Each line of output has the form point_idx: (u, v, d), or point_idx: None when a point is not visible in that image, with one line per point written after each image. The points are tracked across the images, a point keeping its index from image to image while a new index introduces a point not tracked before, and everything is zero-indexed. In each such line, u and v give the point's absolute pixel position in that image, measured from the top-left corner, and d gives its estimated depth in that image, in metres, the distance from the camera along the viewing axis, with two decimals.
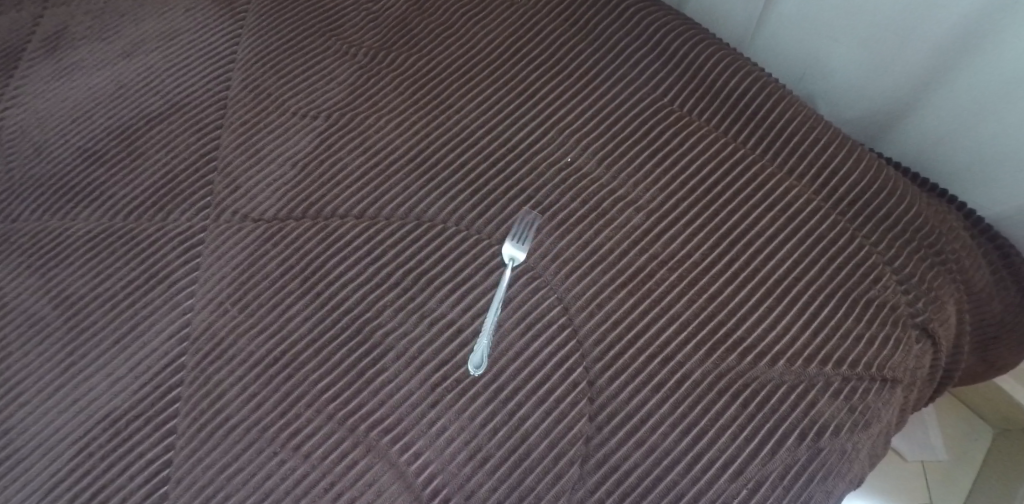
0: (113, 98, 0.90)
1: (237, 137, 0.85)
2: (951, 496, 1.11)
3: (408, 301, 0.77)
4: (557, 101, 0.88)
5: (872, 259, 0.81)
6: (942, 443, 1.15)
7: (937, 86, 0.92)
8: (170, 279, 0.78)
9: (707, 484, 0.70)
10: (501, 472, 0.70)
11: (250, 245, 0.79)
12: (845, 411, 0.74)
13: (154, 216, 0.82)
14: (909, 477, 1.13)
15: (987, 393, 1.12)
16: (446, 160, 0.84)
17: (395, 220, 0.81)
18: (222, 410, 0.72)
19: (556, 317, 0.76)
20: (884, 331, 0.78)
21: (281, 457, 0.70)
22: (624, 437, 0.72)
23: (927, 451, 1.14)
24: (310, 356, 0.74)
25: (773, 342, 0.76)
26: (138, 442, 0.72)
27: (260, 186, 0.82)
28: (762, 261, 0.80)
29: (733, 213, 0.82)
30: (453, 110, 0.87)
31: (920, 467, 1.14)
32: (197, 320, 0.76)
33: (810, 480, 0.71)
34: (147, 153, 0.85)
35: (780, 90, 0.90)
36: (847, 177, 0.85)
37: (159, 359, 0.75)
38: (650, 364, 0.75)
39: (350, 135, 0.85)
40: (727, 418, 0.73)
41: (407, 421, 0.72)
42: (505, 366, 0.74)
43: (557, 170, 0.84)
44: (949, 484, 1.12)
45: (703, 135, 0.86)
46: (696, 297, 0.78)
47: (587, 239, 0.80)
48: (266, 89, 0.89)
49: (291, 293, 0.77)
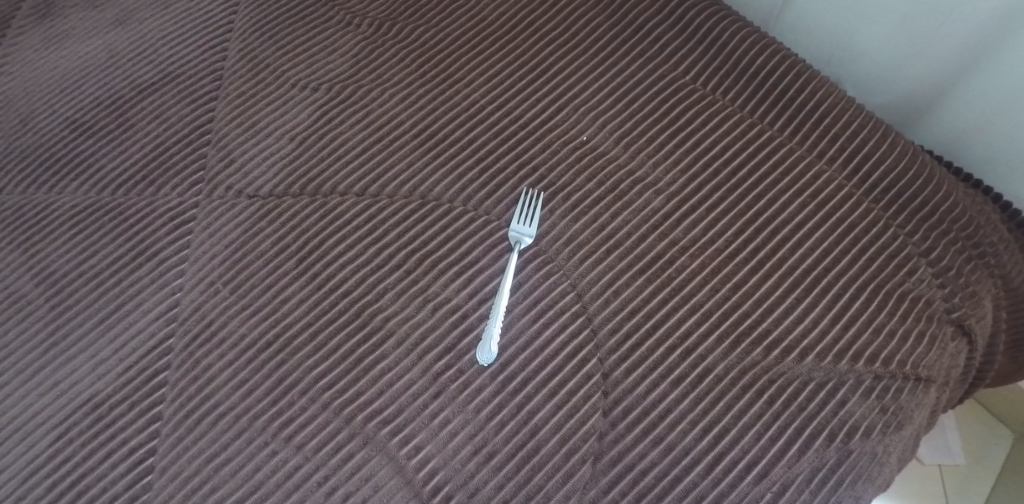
0: (103, 67, 0.85)
1: (233, 109, 0.81)
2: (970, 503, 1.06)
3: (410, 284, 0.72)
4: (571, 77, 0.83)
5: (907, 250, 0.76)
6: (959, 447, 1.09)
7: (972, 73, 0.87)
8: (158, 257, 0.73)
9: (729, 486, 0.65)
10: (508, 469, 0.65)
11: (244, 223, 0.75)
12: (877, 411, 0.69)
13: (145, 190, 0.77)
14: (925, 481, 1.08)
15: (1013, 398, 1.06)
16: (453, 137, 0.79)
17: (398, 198, 0.76)
18: (210, 397, 0.68)
19: (568, 304, 0.72)
20: (919, 327, 0.73)
21: (271, 448, 0.66)
22: (640, 434, 0.67)
23: (945, 455, 1.08)
24: (304, 341, 0.69)
25: (801, 335, 0.71)
26: (121, 428, 0.67)
27: (255, 160, 0.78)
28: (790, 249, 0.75)
29: (759, 197, 0.77)
30: (462, 85, 0.82)
31: (937, 471, 1.08)
32: (187, 301, 0.71)
33: (840, 484, 0.66)
34: (138, 124, 0.81)
35: (809, 69, 0.85)
36: (881, 162, 0.80)
37: (145, 341, 0.70)
38: (669, 357, 0.70)
39: (351, 108, 0.80)
40: (751, 416, 0.68)
41: (407, 412, 0.67)
42: (513, 357, 0.69)
43: (572, 148, 0.79)
44: (965, 491, 1.07)
45: (727, 116, 0.81)
46: (718, 286, 0.73)
47: (603, 222, 0.75)
48: (264, 59, 0.84)
49: (286, 274, 0.72)
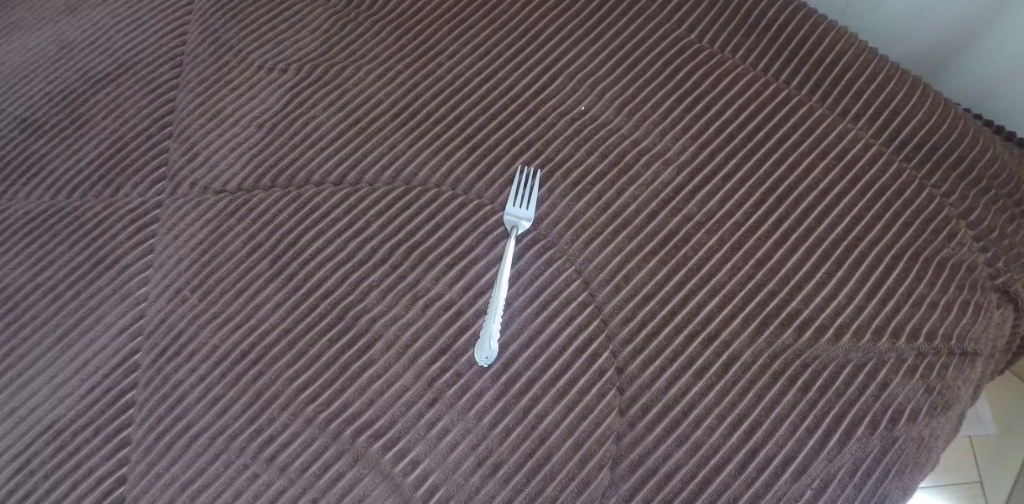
0: (54, 60, 0.78)
1: (195, 97, 0.73)
2: (1004, 475, 0.98)
3: (398, 280, 0.65)
4: (564, 41, 0.75)
5: (945, 212, 0.68)
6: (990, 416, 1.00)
7: (1005, 18, 0.80)
8: (120, 264, 0.66)
9: (764, 486, 0.59)
10: (517, 480, 0.59)
11: (213, 221, 0.68)
12: (923, 392, 0.62)
13: (102, 191, 0.70)
14: (954, 454, 0.99)
15: None
16: (438, 114, 0.72)
17: (380, 185, 0.69)
18: (183, 416, 0.61)
19: (574, 293, 0.65)
20: (963, 296, 0.65)
21: (253, 471, 0.59)
22: (661, 433, 0.60)
23: (974, 427, 0.99)
24: (284, 350, 0.63)
25: (834, 313, 0.64)
26: (87, 456, 0.60)
27: (221, 152, 0.71)
28: (816, 218, 0.67)
29: (780, 163, 0.69)
30: (445, 56, 0.75)
31: (965, 444, 0.99)
32: (152, 311, 0.64)
33: (885, 476, 0.60)
34: (93, 119, 0.73)
35: (825, 20, 0.77)
36: (911, 117, 0.72)
37: (108, 359, 0.63)
38: (690, 345, 0.63)
39: (324, 89, 0.73)
40: (785, 406, 0.61)
41: (401, 422, 0.60)
42: (516, 354, 0.62)
43: (570, 120, 0.71)
44: (1000, 462, 0.98)
45: (739, 75, 0.74)
46: (740, 263, 0.65)
47: (608, 200, 0.68)
48: (228, 40, 0.76)
49: (260, 275, 0.65)
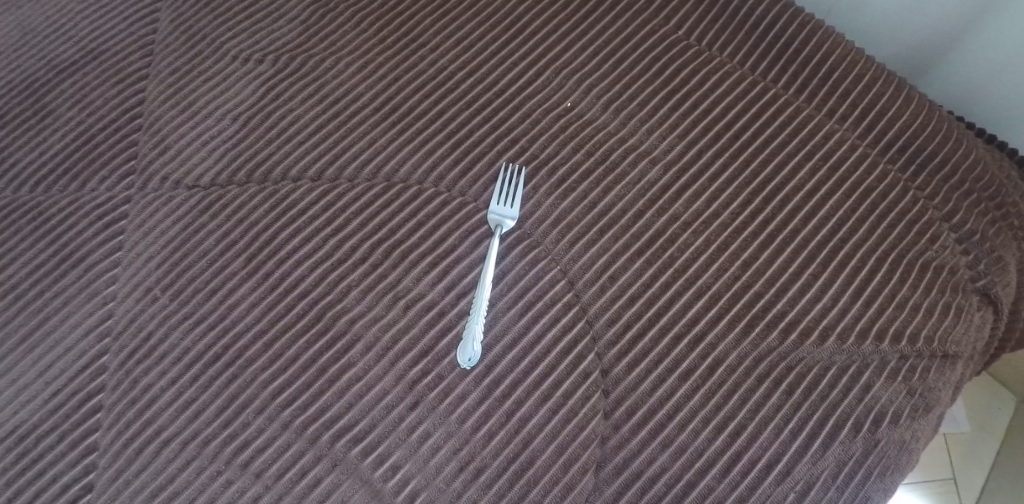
0: (14, 46, 0.73)
1: (167, 89, 0.71)
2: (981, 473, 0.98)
3: (379, 280, 0.63)
4: (551, 35, 0.74)
5: (928, 214, 0.68)
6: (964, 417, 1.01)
7: (988, 21, 0.81)
8: (85, 262, 0.64)
9: (749, 488, 0.58)
10: (500, 485, 0.58)
11: (184, 218, 0.65)
12: (905, 394, 0.62)
13: (68, 185, 0.67)
14: (930, 452, 0.99)
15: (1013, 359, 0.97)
16: (421, 109, 0.70)
17: (360, 182, 0.67)
18: (154, 421, 0.59)
19: (559, 294, 0.63)
20: (945, 299, 0.65)
21: (226, 477, 0.57)
22: (647, 436, 0.59)
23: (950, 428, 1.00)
24: (259, 352, 0.61)
25: (819, 316, 0.63)
26: (51, 463, 0.58)
27: (194, 146, 0.68)
28: (802, 219, 0.67)
29: (767, 163, 0.69)
30: (427, 49, 0.73)
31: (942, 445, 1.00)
32: (121, 311, 0.62)
33: (868, 478, 0.60)
34: (58, 110, 0.70)
35: (812, 19, 0.77)
36: (897, 119, 0.72)
37: (75, 361, 0.60)
38: (675, 348, 0.62)
39: (302, 81, 0.71)
40: (770, 409, 0.60)
41: (380, 427, 0.59)
42: (499, 357, 0.61)
43: (555, 117, 0.70)
44: (976, 460, 0.99)
45: (726, 74, 0.73)
46: (726, 264, 0.65)
47: (594, 199, 0.67)
48: (202, 30, 0.74)
49: (235, 274, 0.63)
